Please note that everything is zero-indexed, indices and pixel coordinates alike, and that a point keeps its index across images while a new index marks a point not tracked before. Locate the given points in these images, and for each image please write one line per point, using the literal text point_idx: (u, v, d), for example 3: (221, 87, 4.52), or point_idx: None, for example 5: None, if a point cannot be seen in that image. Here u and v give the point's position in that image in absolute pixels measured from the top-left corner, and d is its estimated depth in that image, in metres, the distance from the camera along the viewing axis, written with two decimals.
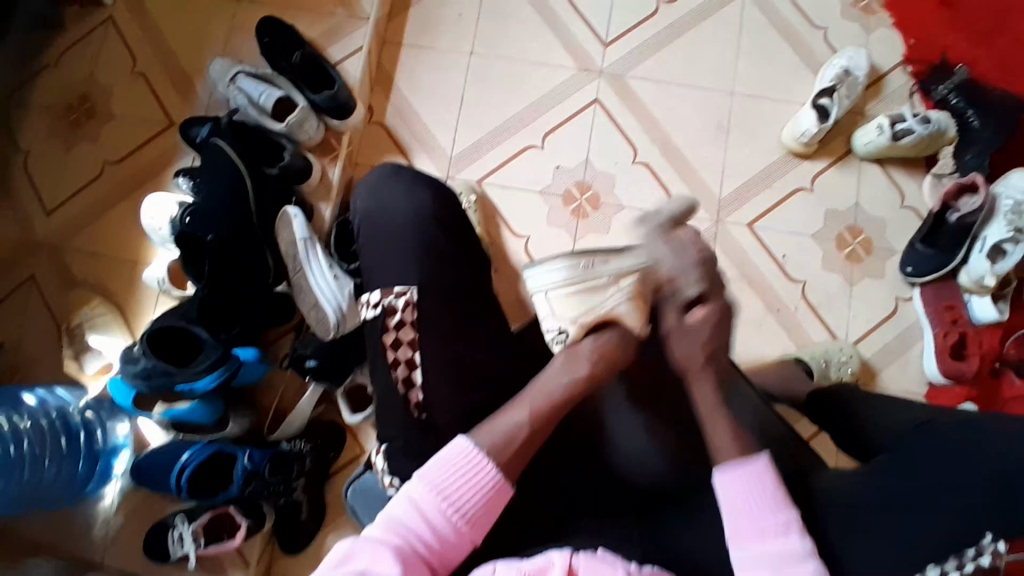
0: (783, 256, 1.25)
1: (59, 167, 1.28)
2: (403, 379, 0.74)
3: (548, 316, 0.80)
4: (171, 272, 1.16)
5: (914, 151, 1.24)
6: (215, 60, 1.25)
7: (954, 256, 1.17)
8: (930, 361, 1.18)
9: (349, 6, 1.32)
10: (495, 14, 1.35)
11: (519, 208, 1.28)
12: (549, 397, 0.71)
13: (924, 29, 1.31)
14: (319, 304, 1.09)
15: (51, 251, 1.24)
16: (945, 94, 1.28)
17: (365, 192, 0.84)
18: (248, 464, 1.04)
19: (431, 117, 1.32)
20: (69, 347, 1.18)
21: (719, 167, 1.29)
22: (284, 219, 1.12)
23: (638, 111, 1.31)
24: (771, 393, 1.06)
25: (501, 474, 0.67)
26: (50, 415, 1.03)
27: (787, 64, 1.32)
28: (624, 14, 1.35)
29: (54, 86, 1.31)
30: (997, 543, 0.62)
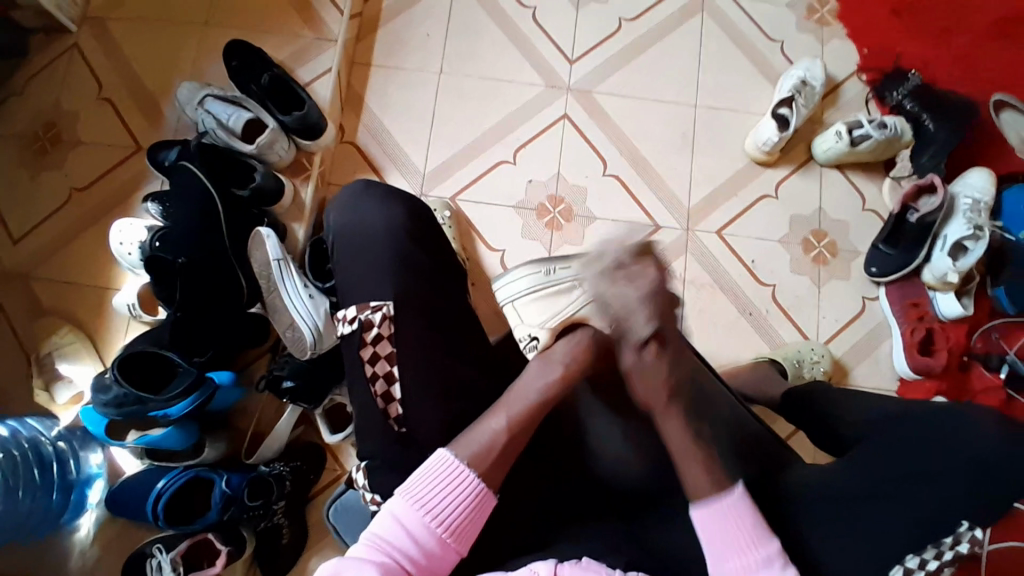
0: (752, 260, 1.28)
1: (23, 196, 1.26)
2: (382, 394, 0.74)
3: (519, 325, 0.89)
4: (142, 297, 1.15)
5: (872, 155, 1.28)
6: (183, 84, 1.25)
7: (915, 256, 1.21)
8: (899, 357, 1.21)
9: (318, 30, 1.34)
10: (462, 34, 1.38)
11: (494, 222, 1.29)
12: (526, 401, 0.72)
13: (876, 39, 1.37)
14: (295, 323, 1.08)
15: (18, 281, 1.21)
16: (899, 99, 1.33)
17: (338, 209, 0.85)
18: (225, 488, 1.01)
19: (403, 136, 1.34)
20: (38, 377, 1.15)
21: (687, 176, 1.32)
22: (256, 240, 1.10)
23: (606, 125, 1.34)
24: (747, 395, 1.08)
25: (483, 483, 0.67)
26: (23, 446, 1.00)
27: (747, 76, 1.36)
28: (589, 31, 1.38)
29: (18, 114, 1.30)
30: (973, 531, 0.64)
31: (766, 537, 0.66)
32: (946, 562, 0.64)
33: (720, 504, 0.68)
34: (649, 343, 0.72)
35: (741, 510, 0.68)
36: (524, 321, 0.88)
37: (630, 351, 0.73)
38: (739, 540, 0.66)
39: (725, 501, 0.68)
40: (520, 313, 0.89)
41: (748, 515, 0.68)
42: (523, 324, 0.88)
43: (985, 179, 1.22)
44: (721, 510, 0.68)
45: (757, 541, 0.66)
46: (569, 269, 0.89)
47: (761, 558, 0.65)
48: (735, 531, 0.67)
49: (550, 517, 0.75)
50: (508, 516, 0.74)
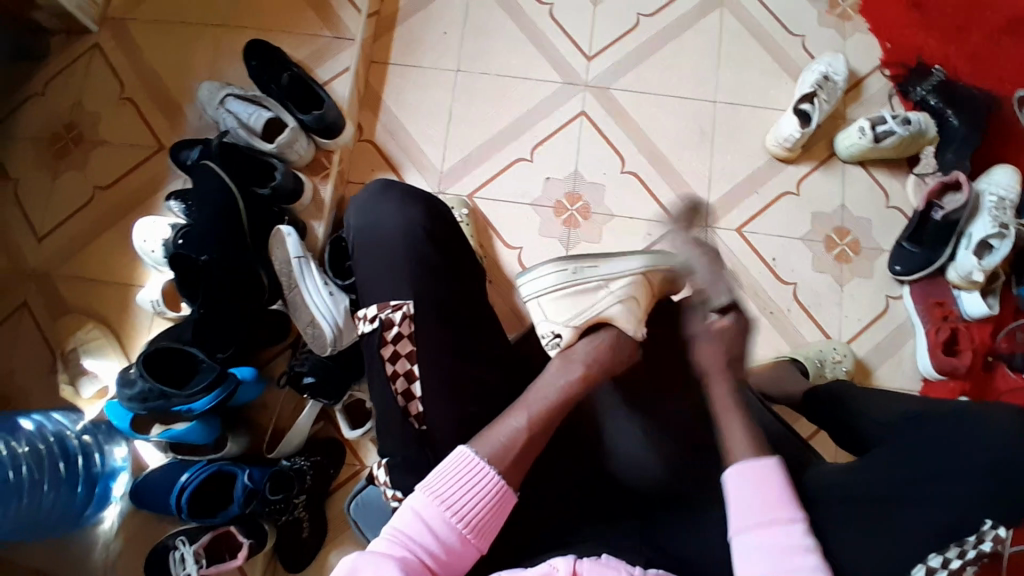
0: (772, 259, 1.27)
1: (48, 194, 1.28)
2: (403, 391, 0.75)
3: (542, 322, 0.84)
4: (165, 294, 1.17)
5: (895, 151, 1.26)
6: (204, 84, 1.26)
7: (939, 254, 1.19)
8: (924, 358, 1.19)
9: (336, 29, 1.35)
10: (479, 31, 1.38)
11: (510, 220, 1.29)
12: (548, 400, 0.71)
13: (899, 33, 1.34)
14: (316, 320, 1.09)
15: (44, 277, 1.24)
16: (922, 95, 1.30)
17: (360, 207, 0.86)
18: (248, 482, 1.03)
19: (421, 134, 1.34)
20: (64, 372, 1.18)
21: (705, 173, 1.31)
22: (277, 238, 1.11)
23: (623, 122, 1.33)
24: (767, 395, 1.07)
25: (504, 482, 0.67)
26: (47, 440, 1.03)
27: (766, 72, 1.35)
28: (605, 28, 1.38)
29: (42, 114, 1.32)
30: (996, 529, 0.64)
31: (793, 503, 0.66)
32: (969, 561, 0.64)
33: (755, 468, 0.68)
34: (719, 316, 0.82)
35: (773, 477, 0.67)
36: (547, 317, 0.83)
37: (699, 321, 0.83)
38: (766, 504, 0.66)
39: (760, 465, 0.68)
40: (544, 309, 0.84)
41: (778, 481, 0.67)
42: (546, 320, 0.83)
43: (1010, 177, 1.20)
44: (754, 471, 0.68)
45: (785, 504, 0.66)
46: (597, 268, 0.86)
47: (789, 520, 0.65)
48: (764, 492, 0.67)
49: (570, 513, 0.75)
50: (528, 513, 0.75)
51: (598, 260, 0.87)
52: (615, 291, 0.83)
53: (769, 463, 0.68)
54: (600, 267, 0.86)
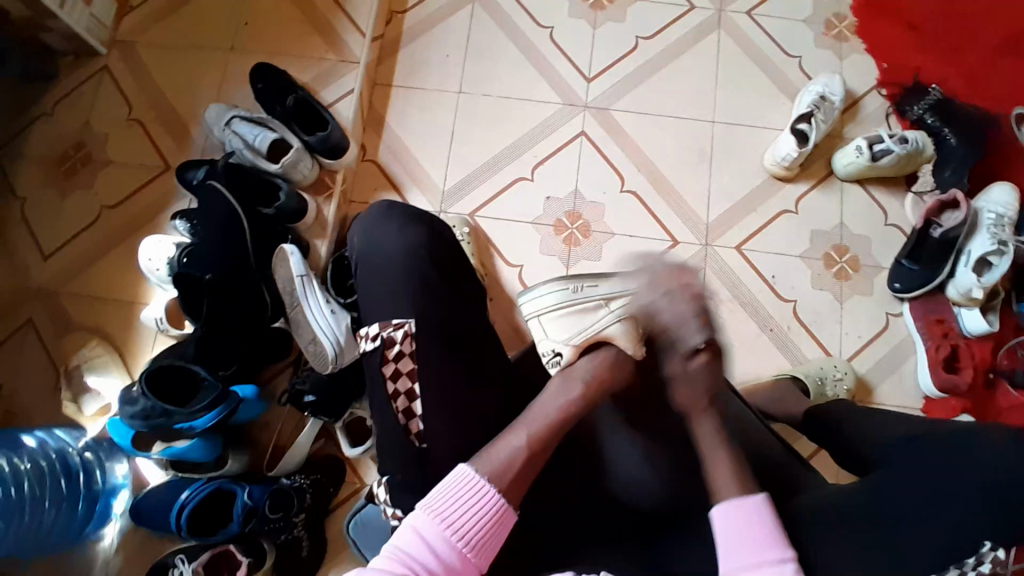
0: (771, 276, 1.28)
1: (57, 213, 1.30)
2: (403, 410, 0.75)
3: (543, 340, 0.86)
4: (168, 312, 1.18)
5: (893, 170, 1.27)
6: (212, 106, 1.29)
7: (938, 272, 1.19)
8: (924, 375, 1.19)
9: (340, 52, 1.38)
10: (481, 54, 1.40)
11: (511, 238, 1.31)
12: (546, 420, 0.72)
13: (896, 54, 1.36)
14: (317, 338, 1.10)
15: (51, 295, 1.25)
16: (919, 114, 1.32)
17: (362, 227, 0.87)
18: (248, 500, 1.03)
19: (423, 153, 1.36)
20: (66, 389, 1.19)
21: (704, 192, 1.32)
22: (280, 256, 1.12)
23: (622, 142, 1.35)
24: (768, 413, 1.07)
25: (504, 501, 0.67)
26: (50, 457, 1.04)
27: (764, 93, 1.37)
28: (605, 51, 1.40)
29: (52, 135, 1.35)
30: (996, 551, 0.62)
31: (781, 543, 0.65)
32: None
33: (743, 507, 0.68)
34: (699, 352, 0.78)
35: (760, 513, 0.67)
36: (548, 335, 0.86)
37: (677, 359, 0.78)
38: (751, 540, 0.66)
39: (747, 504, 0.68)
40: (545, 328, 0.86)
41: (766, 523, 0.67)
42: (546, 338, 0.86)
43: (1009, 194, 1.20)
44: (744, 508, 0.68)
45: (774, 543, 0.65)
46: (597, 288, 0.88)
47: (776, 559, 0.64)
48: (753, 530, 0.66)
49: (569, 531, 0.75)
50: (528, 533, 0.74)
51: (597, 279, 0.89)
52: (614, 310, 0.85)
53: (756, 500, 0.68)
54: (599, 287, 0.88)
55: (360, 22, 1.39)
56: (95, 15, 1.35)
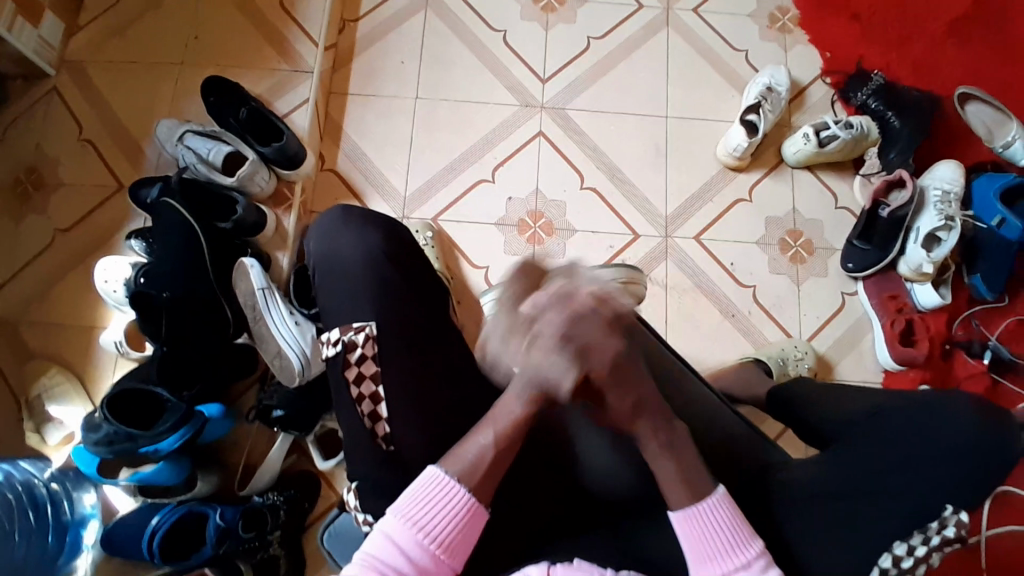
0: (731, 264, 1.31)
1: (7, 241, 1.27)
2: (369, 413, 0.75)
3: None
4: (129, 334, 1.16)
5: (841, 155, 1.31)
6: (162, 122, 1.26)
7: (889, 251, 1.24)
8: (882, 350, 1.23)
9: (293, 62, 1.37)
10: (436, 60, 1.41)
11: (475, 240, 1.31)
12: (509, 416, 0.71)
13: (838, 43, 1.41)
14: (283, 351, 1.09)
15: (5, 325, 1.22)
16: (863, 99, 1.36)
17: (318, 233, 0.86)
18: (219, 521, 1.00)
19: (383, 161, 1.36)
20: (29, 420, 1.15)
21: (662, 185, 1.34)
22: (240, 270, 1.11)
23: (580, 140, 1.37)
24: (734, 397, 1.09)
25: (474, 498, 0.68)
26: (17, 489, 1.00)
27: (714, 86, 1.40)
28: (558, 51, 1.42)
29: (1, 160, 1.31)
30: (959, 514, 0.66)
31: (747, 541, 0.67)
32: (934, 547, 0.66)
33: (702, 509, 0.68)
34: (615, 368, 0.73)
35: (721, 512, 0.67)
36: None
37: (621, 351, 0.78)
38: (720, 544, 0.66)
39: (703, 508, 0.68)
40: None
41: (729, 520, 0.67)
42: None
43: (952, 171, 1.25)
44: (700, 513, 0.67)
45: (739, 543, 0.66)
46: None
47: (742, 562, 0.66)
48: (721, 532, 0.67)
49: (542, 523, 0.76)
50: (502, 529, 0.74)
51: None
52: None
53: (712, 497, 0.68)
54: None
55: (312, 33, 1.39)
56: (43, 37, 1.32)
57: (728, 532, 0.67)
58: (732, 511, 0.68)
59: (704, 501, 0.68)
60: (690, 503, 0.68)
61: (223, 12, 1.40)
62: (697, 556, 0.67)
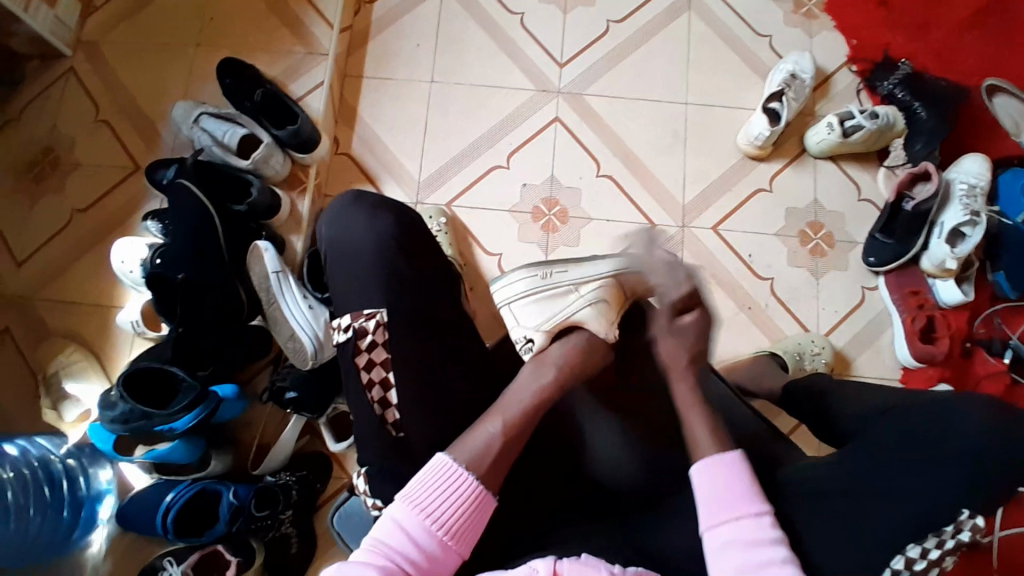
0: (749, 255, 1.28)
1: (27, 220, 1.28)
2: (379, 400, 0.75)
3: (516, 327, 0.88)
4: (144, 314, 1.17)
5: (865, 146, 1.28)
6: (178, 104, 1.27)
7: (913, 244, 1.21)
8: (901, 347, 1.21)
9: (308, 44, 1.36)
10: (452, 42, 1.39)
11: (489, 226, 1.30)
12: (519, 406, 0.72)
13: (865, 29, 1.37)
14: (296, 334, 1.09)
15: (25, 304, 1.23)
16: (890, 88, 1.32)
17: (330, 219, 0.85)
18: (233, 498, 1.03)
19: (397, 144, 1.35)
20: (46, 397, 1.16)
21: (679, 174, 1.32)
22: (255, 253, 1.11)
23: (596, 126, 1.35)
24: (747, 390, 1.08)
25: (482, 487, 0.68)
26: (32, 465, 1.02)
27: (735, 72, 1.37)
28: (576, 35, 1.39)
29: (20, 140, 1.32)
30: (974, 518, 0.64)
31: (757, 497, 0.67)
32: (948, 550, 0.65)
33: (719, 461, 0.69)
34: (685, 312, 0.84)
35: (737, 467, 0.69)
36: (519, 322, 0.88)
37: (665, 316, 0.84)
38: (732, 491, 0.67)
39: (723, 458, 0.69)
40: (515, 314, 0.89)
41: (744, 476, 0.68)
42: (518, 326, 0.87)
43: (979, 165, 1.21)
44: (719, 464, 0.69)
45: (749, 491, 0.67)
46: (566, 273, 0.90)
47: (752, 512, 0.66)
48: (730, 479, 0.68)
49: (550, 514, 0.76)
50: (509, 520, 0.74)
51: (567, 266, 0.91)
52: (585, 296, 0.87)
53: (731, 455, 0.69)
54: (569, 273, 0.90)
55: (327, 15, 1.38)
56: (59, 17, 1.32)
57: (742, 481, 0.67)
58: (748, 469, 0.69)
59: (723, 454, 0.70)
60: (713, 453, 0.70)
61: None
62: (708, 502, 0.67)
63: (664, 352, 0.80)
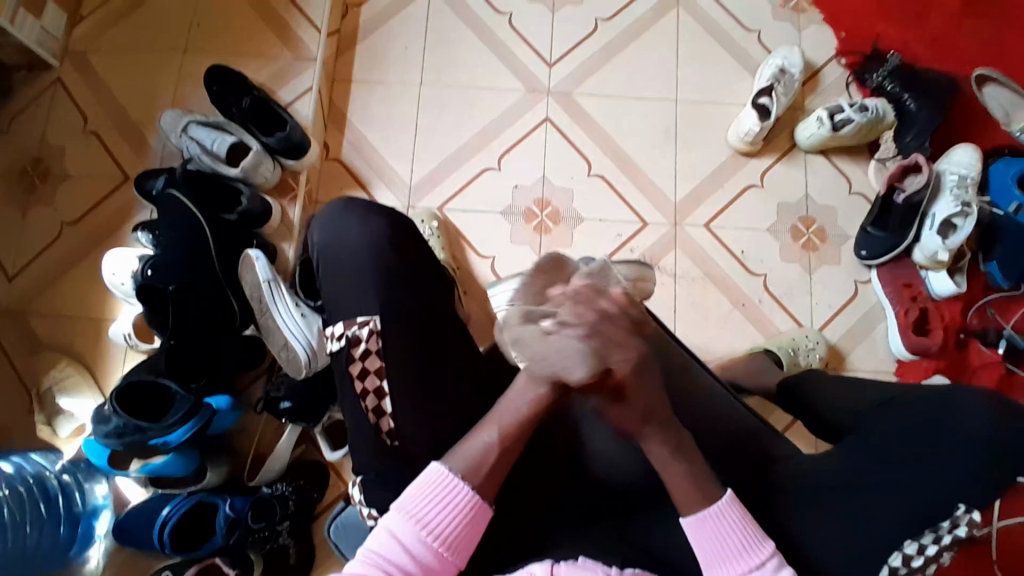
0: (742, 251, 1.28)
1: (16, 233, 1.27)
2: (373, 409, 0.75)
3: (511, 325, 0.80)
4: (136, 326, 1.16)
5: (856, 139, 1.28)
6: (166, 112, 1.25)
7: (905, 236, 1.21)
8: (896, 340, 1.21)
9: (295, 49, 1.35)
10: (440, 44, 1.39)
11: (481, 228, 1.30)
12: (516, 415, 0.71)
13: (854, 22, 1.37)
14: (289, 343, 1.08)
15: (16, 318, 1.23)
16: (879, 81, 1.32)
17: (320, 226, 0.85)
18: (230, 511, 1.03)
19: (387, 148, 1.34)
20: (40, 413, 1.17)
21: (671, 171, 1.32)
22: (246, 262, 1.10)
23: (587, 125, 1.34)
24: (743, 387, 1.08)
25: (477, 496, 0.67)
26: (28, 481, 1.01)
27: (725, 68, 1.37)
28: (565, 33, 1.39)
29: (8, 153, 1.31)
30: (971, 513, 0.65)
31: (760, 541, 0.66)
32: (945, 546, 0.65)
33: (715, 513, 0.66)
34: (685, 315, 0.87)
35: (730, 514, 0.66)
36: (516, 321, 0.81)
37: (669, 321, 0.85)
38: (730, 545, 0.65)
39: (716, 507, 0.66)
40: None
41: (738, 522, 0.66)
42: (515, 325, 0.80)
43: (971, 155, 1.21)
44: (711, 517, 0.66)
45: (751, 543, 0.65)
46: (571, 276, 0.84)
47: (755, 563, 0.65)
48: (730, 534, 0.66)
49: (548, 519, 0.75)
50: (507, 526, 0.74)
51: (572, 268, 0.85)
52: None
53: (722, 503, 0.66)
54: (573, 275, 0.84)
55: (314, 19, 1.37)
56: (46, 28, 1.30)
57: (739, 534, 0.65)
58: (741, 513, 0.66)
59: (714, 504, 0.66)
60: (700, 507, 0.66)
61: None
62: (710, 563, 0.65)
63: (655, 362, 0.79)
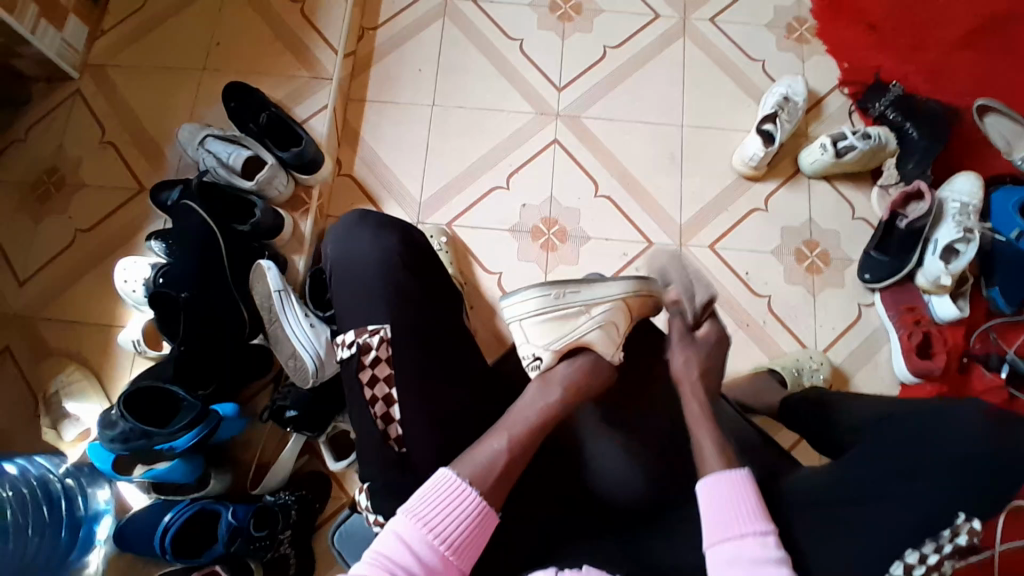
0: (746, 273, 1.30)
1: (30, 240, 1.29)
2: (381, 415, 0.75)
3: (524, 343, 0.84)
4: (146, 333, 1.18)
5: (857, 165, 1.30)
6: (184, 126, 1.29)
7: (908, 261, 1.22)
8: (899, 362, 1.21)
9: (312, 68, 1.39)
10: (453, 67, 1.43)
11: (489, 246, 1.32)
12: (525, 423, 0.72)
13: (855, 53, 1.41)
14: (297, 352, 1.09)
15: (26, 324, 1.24)
16: (882, 110, 1.35)
17: (335, 236, 0.87)
18: (231, 519, 1.01)
19: (398, 166, 1.37)
20: (46, 416, 1.17)
21: (676, 194, 1.34)
22: (257, 272, 1.12)
23: (594, 148, 1.37)
24: (748, 406, 1.09)
25: (485, 502, 0.68)
26: (31, 484, 1.02)
27: (729, 95, 1.40)
28: (574, 60, 1.43)
29: (26, 161, 1.34)
30: (971, 521, 0.63)
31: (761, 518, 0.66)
32: (947, 555, 0.63)
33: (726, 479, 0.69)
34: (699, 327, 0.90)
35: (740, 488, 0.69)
36: (528, 339, 0.85)
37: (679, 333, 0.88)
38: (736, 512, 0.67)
39: (727, 476, 0.70)
40: (525, 331, 0.85)
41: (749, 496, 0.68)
42: (527, 342, 0.84)
43: (972, 183, 1.23)
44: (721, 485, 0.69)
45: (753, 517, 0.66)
46: (579, 292, 0.86)
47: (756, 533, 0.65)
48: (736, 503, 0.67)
49: (553, 529, 0.76)
50: (511, 536, 0.74)
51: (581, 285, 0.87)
52: (596, 318, 0.84)
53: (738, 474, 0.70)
54: (582, 292, 0.86)
55: (331, 40, 1.41)
56: (67, 41, 1.35)
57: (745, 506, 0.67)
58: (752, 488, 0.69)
59: (729, 473, 0.70)
60: (717, 471, 0.70)
61: (244, 20, 1.42)
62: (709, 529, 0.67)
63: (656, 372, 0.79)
